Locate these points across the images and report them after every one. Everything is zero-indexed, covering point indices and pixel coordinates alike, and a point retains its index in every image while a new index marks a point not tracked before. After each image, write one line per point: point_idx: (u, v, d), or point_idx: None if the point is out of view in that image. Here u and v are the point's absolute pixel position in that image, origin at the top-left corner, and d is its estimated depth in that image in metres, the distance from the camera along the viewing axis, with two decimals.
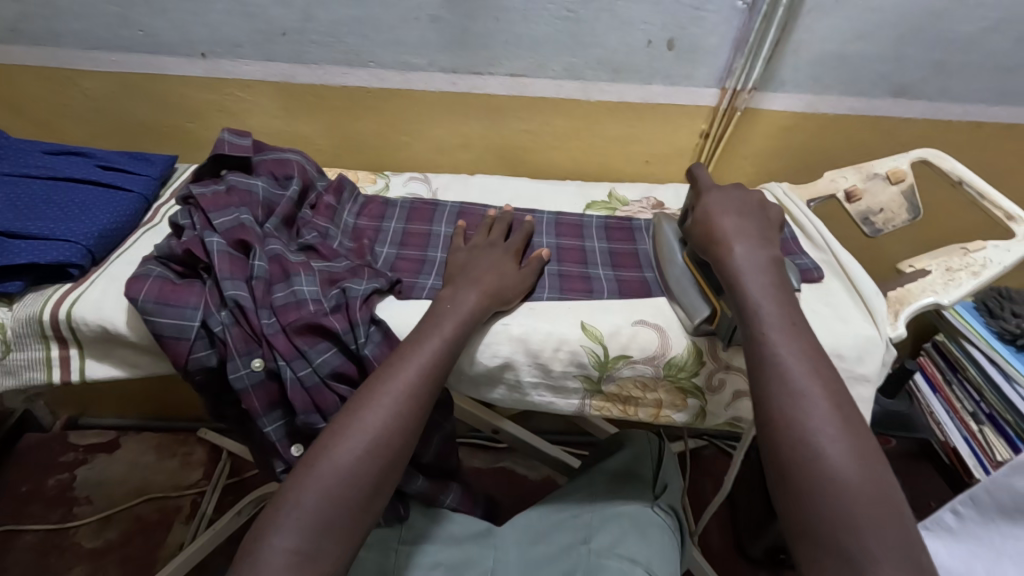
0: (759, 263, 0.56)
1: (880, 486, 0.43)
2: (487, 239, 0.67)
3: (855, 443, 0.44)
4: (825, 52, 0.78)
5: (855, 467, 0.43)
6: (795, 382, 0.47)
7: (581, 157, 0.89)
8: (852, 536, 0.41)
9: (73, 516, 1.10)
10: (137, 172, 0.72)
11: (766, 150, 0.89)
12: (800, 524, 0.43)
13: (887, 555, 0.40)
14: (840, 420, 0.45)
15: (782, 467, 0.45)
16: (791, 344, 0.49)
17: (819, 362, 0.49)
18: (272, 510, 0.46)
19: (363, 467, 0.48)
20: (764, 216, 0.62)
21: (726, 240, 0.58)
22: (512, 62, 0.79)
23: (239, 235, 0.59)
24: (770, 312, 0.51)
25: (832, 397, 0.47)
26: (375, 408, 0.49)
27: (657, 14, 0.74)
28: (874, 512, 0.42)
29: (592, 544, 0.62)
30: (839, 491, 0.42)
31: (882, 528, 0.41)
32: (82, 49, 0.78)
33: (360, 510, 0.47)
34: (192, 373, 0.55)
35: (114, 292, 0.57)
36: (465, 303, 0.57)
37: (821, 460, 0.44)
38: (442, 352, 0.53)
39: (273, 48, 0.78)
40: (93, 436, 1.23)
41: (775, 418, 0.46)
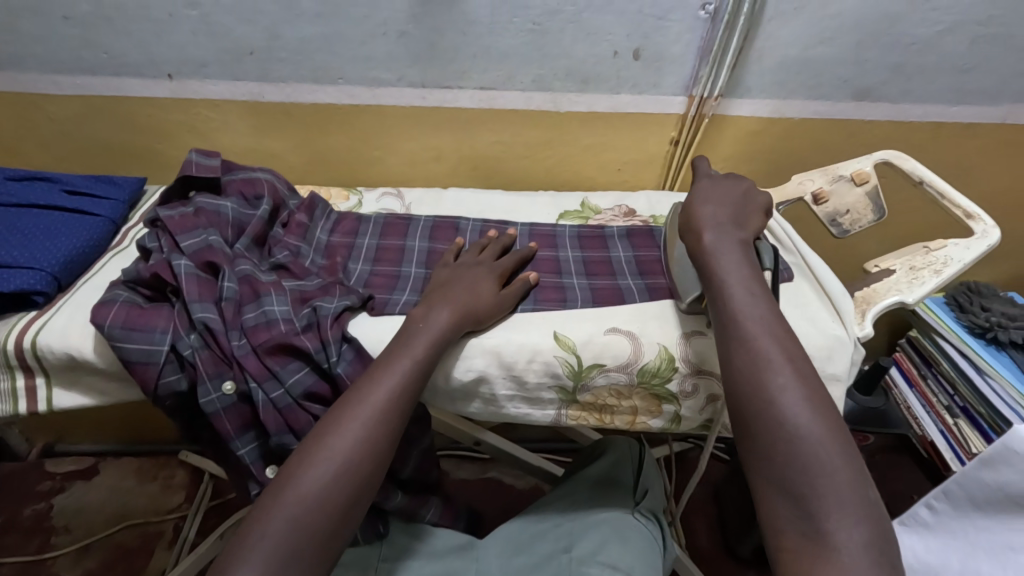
0: (730, 247, 0.55)
1: (831, 432, 0.43)
2: (476, 258, 0.67)
3: (809, 393, 0.45)
4: (787, 58, 0.79)
5: (808, 413, 0.44)
6: (751, 339, 0.48)
7: (553, 167, 0.90)
8: (802, 478, 0.41)
9: (51, 546, 1.08)
10: (104, 195, 0.71)
11: (735, 156, 0.90)
12: (757, 470, 0.44)
13: (836, 493, 0.40)
14: (795, 373, 0.46)
15: (742, 419, 0.46)
16: (749, 305, 0.50)
17: (776, 320, 0.49)
18: (237, 543, 0.44)
19: (332, 492, 0.46)
20: (745, 203, 0.61)
21: (700, 227, 0.57)
22: (481, 75, 0.79)
23: (207, 257, 0.59)
24: (732, 279, 0.52)
25: (788, 350, 0.47)
26: (343, 431, 0.49)
27: (622, 24, 0.75)
28: (825, 453, 0.42)
29: (573, 552, 0.61)
30: (792, 436, 0.43)
31: (833, 468, 0.41)
32: (45, 72, 0.77)
33: (329, 537, 0.46)
34: (162, 398, 0.55)
35: (80, 318, 0.56)
36: (437, 322, 0.56)
37: (774, 407, 0.44)
38: (413, 371, 0.53)
39: (240, 67, 0.78)
40: (70, 463, 1.20)
41: (735, 374, 0.47)
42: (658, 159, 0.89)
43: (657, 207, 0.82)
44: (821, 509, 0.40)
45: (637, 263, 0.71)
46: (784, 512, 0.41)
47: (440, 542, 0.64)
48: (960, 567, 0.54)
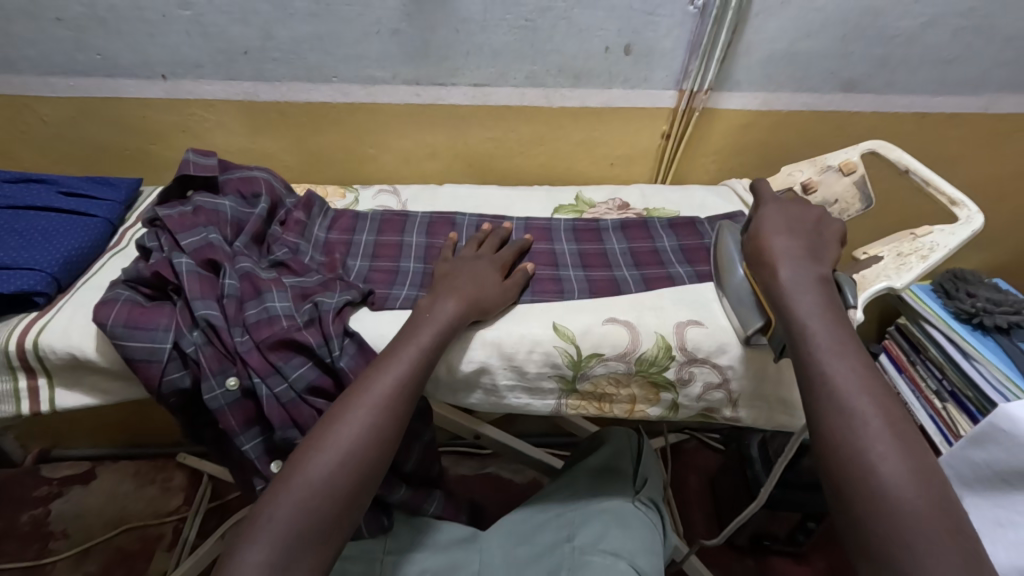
0: (806, 285, 0.56)
1: (937, 506, 0.42)
2: (475, 252, 0.68)
3: (909, 461, 0.44)
4: (775, 51, 0.81)
5: (910, 483, 0.43)
6: (846, 401, 0.48)
7: (547, 162, 0.91)
8: (906, 554, 0.40)
9: (50, 551, 1.08)
10: (101, 197, 0.71)
11: (725, 148, 0.92)
12: (858, 540, 0.43)
13: (946, 569, 0.39)
14: (894, 440, 0.45)
15: (836, 483, 0.46)
16: (842, 365, 0.50)
17: (870, 382, 0.49)
18: (246, 526, 0.46)
19: (339, 478, 0.47)
20: (818, 234, 0.63)
21: (774, 261, 0.58)
22: (474, 72, 0.80)
23: (207, 255, 0.59)
24: (818, 336, 0.52)
25: (885, 416, 0.47)
26: (349, 419, 0.50)
27: (612, 20, 0.76)
28: (930, 527, 0.41)
29: (575, 542, 0.62)
30: (893, 508, 0.42)
31: (939, 542, 0.40)
32: (37, 75, 0.77)
33: (335, 520, 0.47)
34: (166, 396, 0.55)
35: (82, 318, 0.57)
36: (443, 312, 0.57)
37: (871, 475, 0.44)
38: (418, 361, 0.54)
39: (234, 67, 0.78)
40: (67, 468, 1.20)
41: (830, 439, 0.47)
42: (650, 152, 0.91)
43: (650, 200, 0.84)
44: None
45: (632, 255, 0.72)
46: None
47: (445, 533, 0.65)
48: None
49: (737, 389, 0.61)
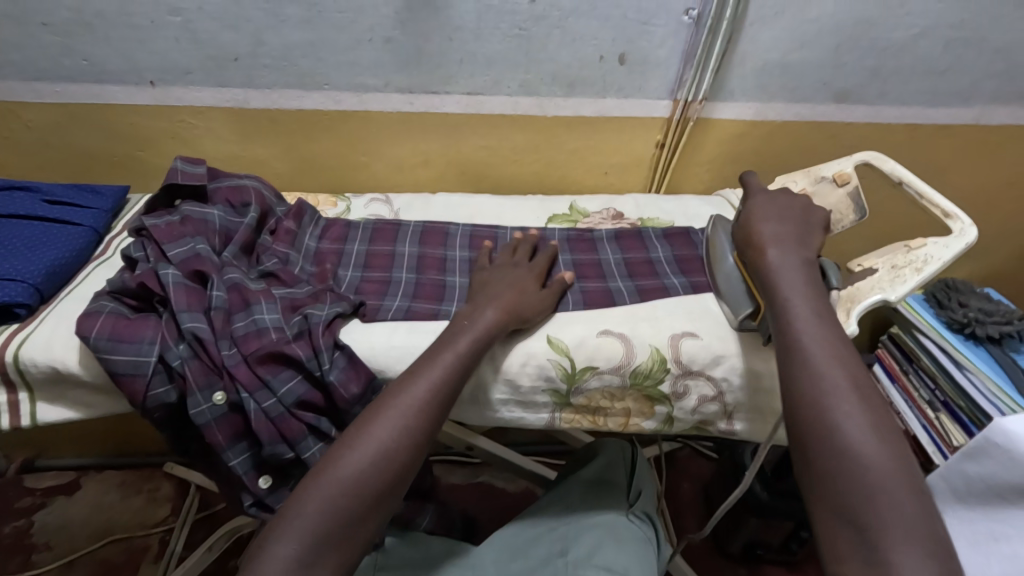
0: (793, 265, 0.56)
1: (899, 464, 0.42)
2: (511, 259, 0.68)
3: (875, 422, 0.44)
4: (769, 62, 0.81)
5: (874, 442, 0.43)
6: (817, 363, 0.48)
7: (541, 171, 0.90)
8: (866, 508, 0.41)
9: (32, 563, 1.05)
10: (86, 205, 0.70)
11: (719, 158, 0.92)
12: (819, 495, 0.43)
13: (904, 525, 0.39)
14: (861, 402, 0.45)
15: (802, 440, 0.45)
16: (818, 332, 0.50)
17: (841, 348, 0.49)
18: (277, 518, 0.45)
19: (370, 477, 0.47)
20: (807, 220, 0.62)
21: (763, 244, 0.58)
22: (467, 80, 0.80)
23: (194, 265, 0.58)
24: (798, 306, 0.52)
25: (853, 379, 0.47)
26: (383, 419, 0.49)
27: (607, 29, 0.76)
28: (891, 485, 0.41)
29: (569, 556, 0.61)
30: (857, 465, 0.42)
31: (899, 499, 0.40)
32: (22, 80, 0.76)
33: (362, 519, 0.46)
34: (151, 410, 0.54)
35: (64, 331, 0.55)
36: (482, 319, 0.56)
37: (837, 433, 0.44)
38: (456, 365, 0.53)
39: (224, 74, 0.77)
40: (51, 478, 1.18)
41: (799, 398, 0.47)
42: (644, 161, 0.90)
43: (645, 209, 0.83)
44: (888, 543, 0.39)
45: (626, 265, 0.72)
46: (846, 543, 0.40)
47: (437, 548, 0.64)
48: None
49: (732, 402, 0.61)
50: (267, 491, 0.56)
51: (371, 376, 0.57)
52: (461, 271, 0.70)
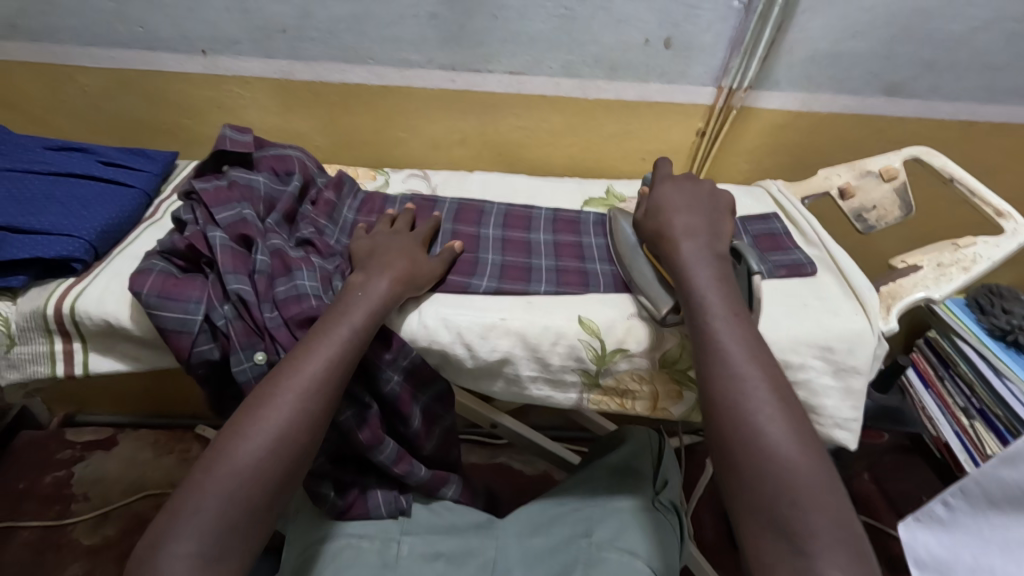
0: (707, 259, 0.59)
1: (818, 467, 0.47)
2: (391, 229, 0.66)
3: (793, 427, 0.49)
4: (817, 51, 0.79)
5: (792, 447, 0.47)
6: (735, 367, 0.51)
7: (577, 154, 0.90)
8: (792, 515, 0.45)
9: (71, 512, 1.11)
10: (137, 168, 0.72)
11: (760, 148, 0.90)
12: (746, 501, 0.47)
13: (828, 529, 0.44)
14: (778, 403, 0.50)
15: (728, 451, 0.49)
16: (734, 335, 0.53)
17: (756, 350, 0.53)
18: (171, 517, 0.45)
19: (267, 465, 0.47)
20: (715, 207, 0.65)
21: (677, 237, 0.61)
22: (510, 59, 0.79)
23: (241, 230, 0.60)
24: (716, 307, 0.55)
25: (772, 381, 0.51)
26: (277, 405, 0.49)
27: (653, 12, 0.75)
28: (813, 490, 0.46)
29: (593, 537, 0.62)
30: (780, 471, 0.46)
31: (819, 502, 0.45)
32: (79, 45, 0.78)
33: (258, 512, 0.47)
34: (194, 367, 0.56)
35: (118, 287, 0.58)
36: (376, 289, 0.56)
37: (759, 439, 0.48)
38: (347, 342, 0.52)
39: (272, 45, 0.78)
40: (90, 433, 1.23)
41: (721, 405, 0.50)
42: (684, 148, 0.89)
43: None
44: (813, 547, 0.44)
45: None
46: (772, 545, 0.45)
47: (462, 517, 0.65)
48: (973, 563, 0.52)
49: None
50: None
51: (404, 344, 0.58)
52: (494, 249, 0.69)
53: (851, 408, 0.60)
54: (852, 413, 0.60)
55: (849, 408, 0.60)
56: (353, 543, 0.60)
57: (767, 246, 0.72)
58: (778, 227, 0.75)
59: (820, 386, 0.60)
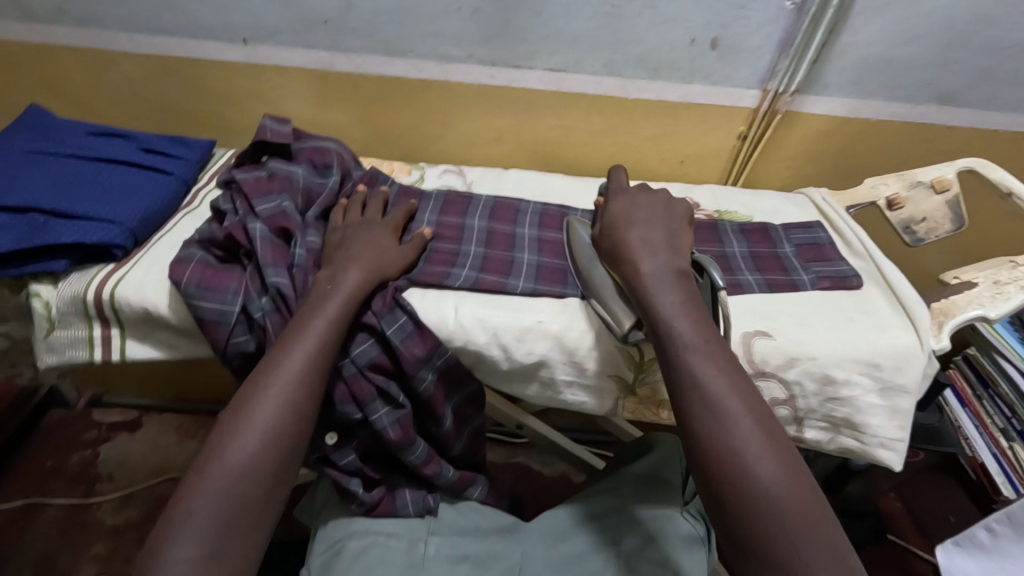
0: (667, 277, 0.55)
1: (810, 500, 0.44)
2: (363, 216, 0.64)
3: (781, 460, 0.45)
4: (870, 56, 0.76)
5: (785, 484, 0.44)
6: (716, 401, 0.47)
7: (614, 156, 0.88)
8: (793, 560, 0.41)
9: (95, 492, 1.12)
10: (176, 155, 0.72)
11: (803, 154, 0.87)
12: (747, 549, 0.43)
13: (828, 571, 0.41)
14: (763, 435, 0.46)
15: (720, 497, 0.45)
16: (710, 366, 0.49)
17: (735, 378, 0.49)
18: (166, 526, 0.43)
19: (262, 462, 0.46)
20: (671, 219, 0.63)
21: (634, 254, 0.57)
22: (551, 57, 0.78)
23: (280, 222, 0.59)
24: (684, 336, 0.51)
25: (754, 412, 0.47)
26: (264, 402, 0.48)
27: (701, 12, 0.73)
28: (812, 530, 0.42)
29: (621, 547, 0.61)
30: (776, 513, 0.43)
31: (818, 543, 0.42)
32: (124, 32, 0.79)
33: (256, 511, 0.46)
34: (230, 358, 0.56)
35: (156, 274, 0.58)
36: (346, 283, 0.55)
37: (749, 478, 0.44)
38: (328, 330, 0.51)
39: (313, 36, 0.78)
40: (116, 415, 1.25)
41: (705, 445, 0.46)
42: (724, 152, 0.87)
43: (723, 201, 0.80)
44: None
45: (753, 259, 0.70)
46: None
47: (489, 520, 0.64)
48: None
49: (803, 408, 0.59)
50: (333, 447, 0.59)
51: (437, 342, 0.57)
52: (529, 249, 0.68)
53: (897, 428, 0.58)
54: (898, 433, 0.58)
55: (895, 428, 0.58)
56: (379, 541, 0.58)
57: (810, 257, 0.70)
58: (822, 237, 0.72)
59: (865, 404, 0.58)
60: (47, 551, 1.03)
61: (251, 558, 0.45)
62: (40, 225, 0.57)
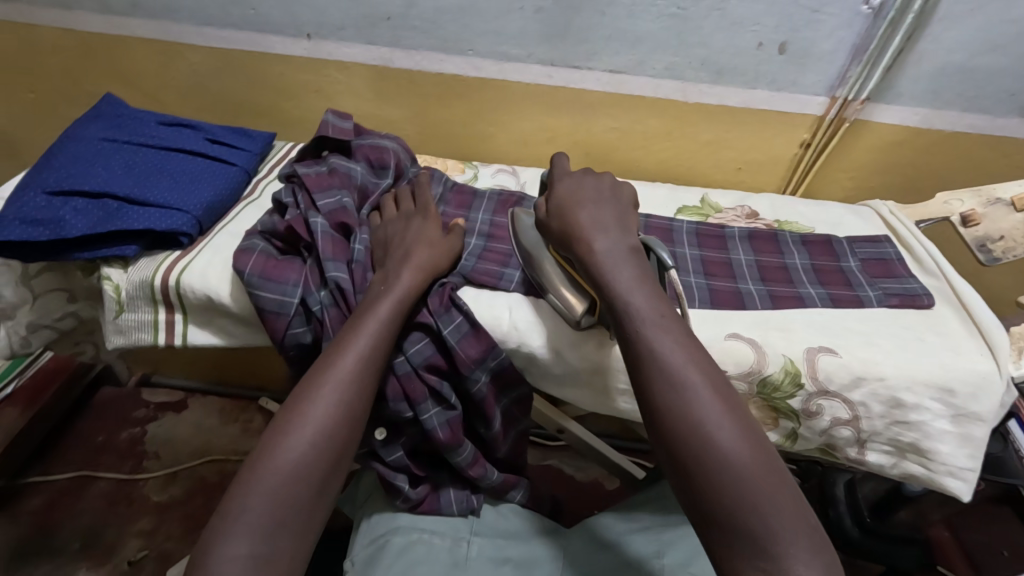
0: (622, 255, 0.54)
1: (771, 464, 0.42)
2: (408, 208, 0.63)
3: (741, 426, 0.43)
4: (949, 64, 0.73)
5: (744, 447, 0.42)
6: (674, 371, 0.45)
7: (669, 160, 0.87)
8: (755, 524, 0.39)
9: (142, 468, 1.15)
10: (239, 146, 0.74)
11: (868, 165, 0.84)
12: (708, 517, 0.41)
13: (793, 532, 0.39)
14: (722, 403, 0.44)
15: (677, 461, 0.43)
16: (666, 336, 0.47)
17: (691, 348, 0.47)
18: (219, 521, 0.43)
19: (314, 462, 0.46)
20: (618, 201, 0.62)
21: (586, 235, 0.56)
22: (612, 58, 0.77)
23: (340, 218, 0.60)
24: (640, 308, 0.49)
25: (712, 380, 0.45)
26: (315, 401, 0.48)
27: (771, 15, 0.71)
28: (771, 489, 0.40)
29: (665, 560, 0.57)
30: (734, 473, 0.41)
31: (778, 502, 0.40)
32: (194, 25, 0.81)
33: (306, 512, 0.45)
34: (287, 349, 0.56)
35: (219, 263, 0.59)
36: (399, 284, 0.54)
37: (708, 445, 0.42)
38: (382, 332, 0.52)
39: (375, 32, 0.79)
40: (163, 395, 1.28)
41: (664, 416, 0.44)
42: (784, 161, 0.85)
43: (782, 211, 0.78)
44: (782, 554, 0.38)
45: (814, 272, 0.67)
46: (738, 558, 0.39)
47: (532, 523, 0.63)
48: None
49: (867, 429, 0.56)
50: (381, 442, 0.59)
51: (493, 344, 0.57)
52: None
53: (968, 457, 0.54)
54: (970, 463, 0.54)
55: (966, 457, 0.54)
56: (424, 538, 0.58)
57: (876, 273, 0.67)
58: (890, 252, 0.69)
59: (934, 430, 0.55)
60: (95, 522, 1.07)
61: (299, 561, 0.45)
62: (114, 210, 0.59)
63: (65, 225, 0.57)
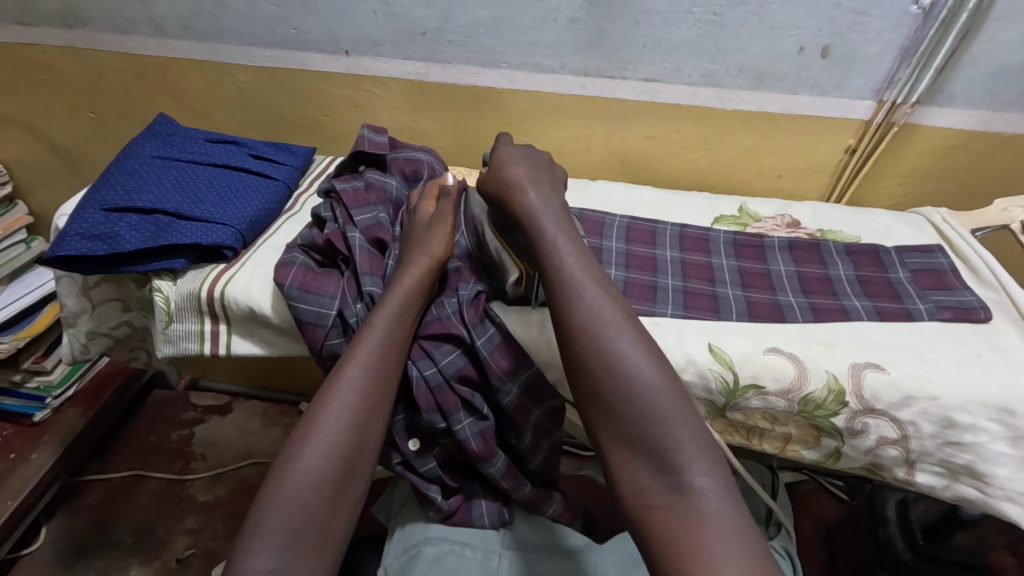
0: (552, 206, 0.60)
1: (674, 383, 0.48)
2: (427, 217, 0.64)
3: (648, 350, 0.49)
4: (1008, 64, 0.69)
5: (650, 367, 0.48)
6: (591, 300, 0.51)
7: (706, 168, 0.85)
8: (657, 434, 0.45)
9: (190, 469, 1.20)
10: (281, 162, 0.76)
11: (920, 172, 0.80)
12: (618, 429, 0.46)
13: (691, 442, 0.45)
14: (632, 330, 0.50)
15: (593, 380, 0.48)
16: (584, 271, 0.53)
17: (603, 283, 0.53)
18: (242, 539, 0.45)
19: (327, 475, 0.48)
20: (549, 168, 0.67)
21: (522, 186, 0.60)
22: (647, 66, 0.76)
23: (377, 234, 0.62)
24: (562, 247, 0.55)
25: (623, 311, 0.51)
26: (325, 415, 0.50)
27: (814, 18, 0.69)
28: (676, 408, 0.46)
29: None
30: (642, 394, 0.46)
31: (680, 416, 0.46)
32: (240, 45, 0.85)
33: (322, 525, 0.46)
34: (325, 360, 0.58)
35: (260, 276, 0.61)
36: (393, 300, 0.55)
37: (619, 363, 0.48)
38: (382, 343, 0.53)
39: (411, 47, 0.80)
40: (210, 399, 1.34)
41: (580, 339, 0.49)
42: (827, 167, 0.82)
43: (825, 219, 0.75)
44: (680, 459, 0.44)
45: (859, 283, 0.65)
46: (642, 468, 0.45)
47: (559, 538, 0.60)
48: None
49: (917, 449, 0.53)
50: (414, 453, 0.60)
51: (522, 354, 0.58)
52: (674, 272, 0.66)
53: None
54: None
55: None
56: (455, 550, 0.58)
57: (927, 284, 0.64)
58: (943, 262, 0.66)
59: (992, 452, 0.51)
60: (147, 520, 1.11)
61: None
62: (165, 225, 0.62)
63: (120, 240, 0.60)
